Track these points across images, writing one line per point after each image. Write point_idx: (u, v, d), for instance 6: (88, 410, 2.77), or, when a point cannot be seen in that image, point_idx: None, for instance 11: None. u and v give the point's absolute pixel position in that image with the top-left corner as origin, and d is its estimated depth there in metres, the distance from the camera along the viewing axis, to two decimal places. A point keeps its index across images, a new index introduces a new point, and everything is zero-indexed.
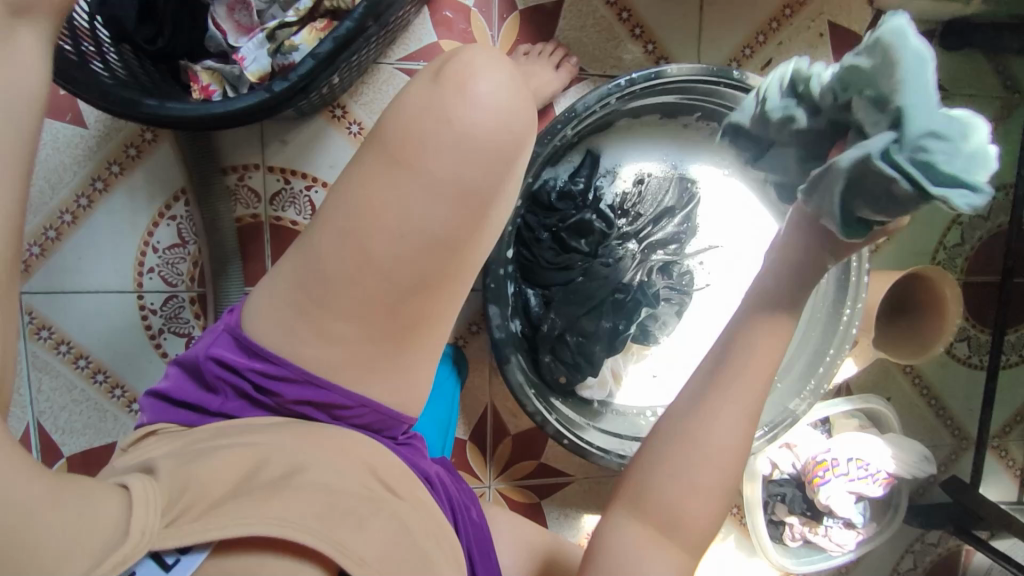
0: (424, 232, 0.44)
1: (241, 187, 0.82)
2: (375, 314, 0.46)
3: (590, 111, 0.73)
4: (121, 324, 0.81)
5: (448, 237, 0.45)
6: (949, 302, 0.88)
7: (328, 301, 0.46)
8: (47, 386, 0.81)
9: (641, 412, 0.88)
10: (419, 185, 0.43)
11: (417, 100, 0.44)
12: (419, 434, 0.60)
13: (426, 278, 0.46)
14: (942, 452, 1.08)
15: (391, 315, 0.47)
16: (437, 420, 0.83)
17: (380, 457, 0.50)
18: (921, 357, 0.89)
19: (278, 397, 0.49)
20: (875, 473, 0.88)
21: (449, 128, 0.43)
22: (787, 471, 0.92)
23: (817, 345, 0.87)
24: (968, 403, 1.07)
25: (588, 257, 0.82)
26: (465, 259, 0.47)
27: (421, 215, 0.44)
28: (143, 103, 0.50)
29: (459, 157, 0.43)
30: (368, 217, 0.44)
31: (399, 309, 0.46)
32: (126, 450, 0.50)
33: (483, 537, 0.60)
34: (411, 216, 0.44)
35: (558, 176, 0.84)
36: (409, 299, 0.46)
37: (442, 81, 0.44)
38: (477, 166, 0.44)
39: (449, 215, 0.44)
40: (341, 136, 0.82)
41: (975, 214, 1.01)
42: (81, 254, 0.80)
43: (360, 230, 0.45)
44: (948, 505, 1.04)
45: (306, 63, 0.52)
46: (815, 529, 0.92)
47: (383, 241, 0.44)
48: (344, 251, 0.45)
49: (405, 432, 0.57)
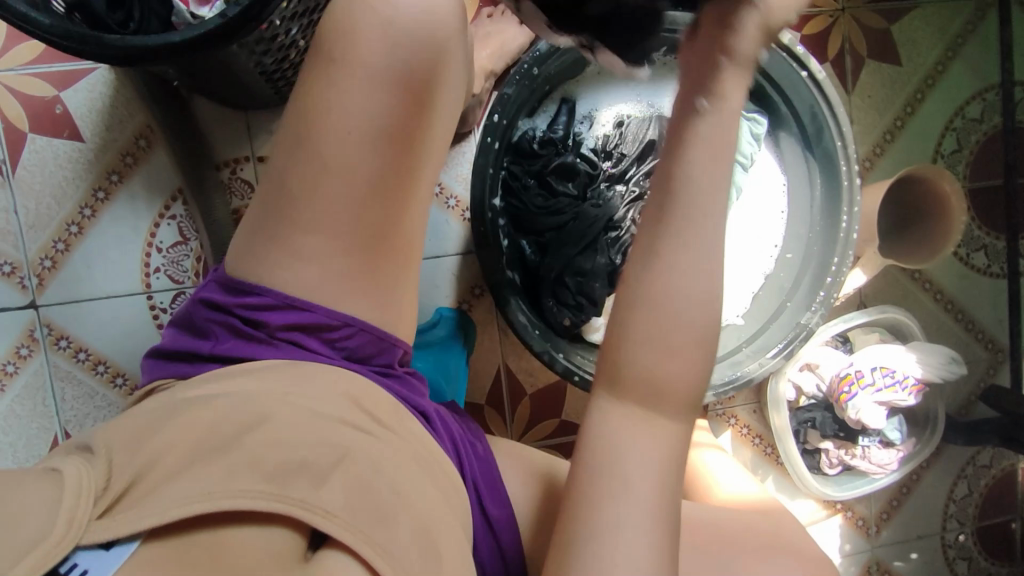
0: (373, 132, 0.46)
1: (234, 180, 0.85)
2: (341, 224, 0.48)
3: (555, 50, 0.75)
4: (133, 326, 0.84)
5: (398, 131, 0.46)
6: (951, 197, 0.86)
7: (295, 219, 0.48)
8: (70, 394, 0.83)
9: None
10: (361, 86, 0.45)
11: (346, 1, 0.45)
12: (418, 374, 0.61)
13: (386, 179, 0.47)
14: (979, 367, 1.05)
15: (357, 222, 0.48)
16: (443, 372, 0.84)
17: (363, 389, 0.52)
18: (933, 258, 0.88)
19: (267, 326, 0.51)
20: (903, 380, 0.85)
21: (379, 21, 0.44)
22: (814, 394, 0.89)
23: (818, 260, 0.86)
24: (996, 312, 1.05)
25: (576, 200, 0.83)
26: (419, 160, 0.48)
27: (365, 116, 0.45)
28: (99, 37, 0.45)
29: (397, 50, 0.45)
30: (322, 125, 0.46)
31: (364, 216, 0.48)
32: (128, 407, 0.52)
33: (491, 469, 0.60)
34: (357, 119, 0.45)
35: (537, 127, 0.85)
36: (372, 203, 0.48)
37: None
38: (412, 55, 0.45)
39: (397, 111, 0.46)
40: None
41: (969, 118, 1.01)
42: (89, 263, 0.83)
43: (312, 141, 0.46)
44: (995, 419, 1.00)
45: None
46: (852, 451, 0.89)
47: (338, 147, 0.46)
48: (302, 164, 0.47)
49: (400, 366, 0.58)
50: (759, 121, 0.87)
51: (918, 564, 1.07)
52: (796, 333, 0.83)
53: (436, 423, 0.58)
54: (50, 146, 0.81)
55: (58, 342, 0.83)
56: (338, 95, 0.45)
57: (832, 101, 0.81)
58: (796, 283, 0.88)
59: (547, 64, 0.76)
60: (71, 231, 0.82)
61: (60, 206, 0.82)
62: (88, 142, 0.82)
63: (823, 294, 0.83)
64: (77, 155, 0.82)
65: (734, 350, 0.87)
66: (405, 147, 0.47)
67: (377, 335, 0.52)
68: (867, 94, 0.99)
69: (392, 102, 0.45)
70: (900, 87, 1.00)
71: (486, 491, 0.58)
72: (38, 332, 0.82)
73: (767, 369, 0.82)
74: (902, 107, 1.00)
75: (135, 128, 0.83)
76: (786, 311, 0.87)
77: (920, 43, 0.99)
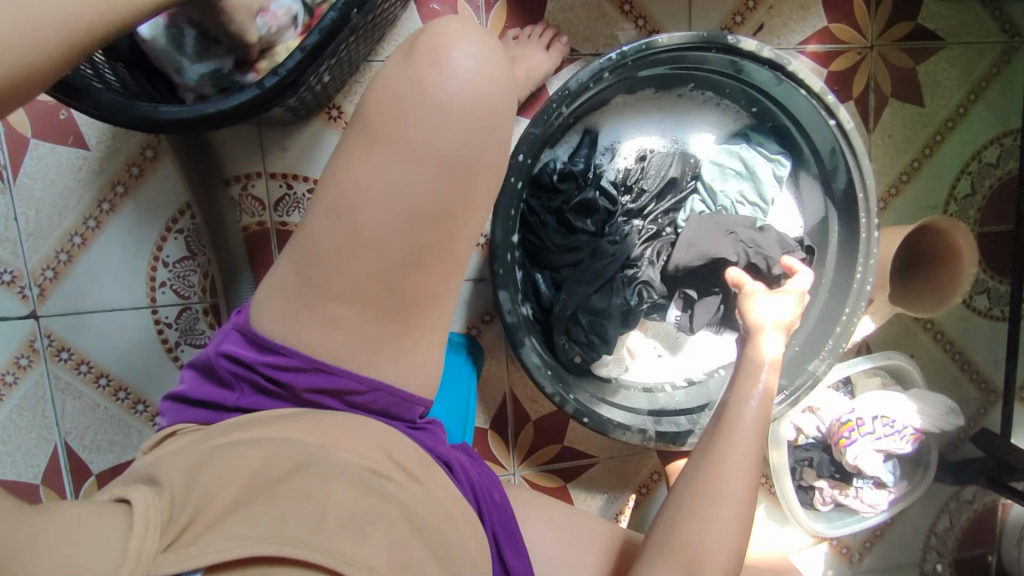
0: (414, 212, 0.45)
1: (245, 197, 0.83)
2: (376, 296, 0.47)
3: (584, 87, 0.74)
4: (137, 340, 0.82)
5: (437, 211, 0.45)
6: (964, 251, 0.86)
7: (328, 285, 0.46)
8: (72, 407, 0.82)
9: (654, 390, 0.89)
10: (407, 166, 0.44)
11: (397, 79, 0.45)
12: (438, 420, 0.60)
13: (424, 257, 0.46)
14: (971, 407, 1.07)
15: (391, 297, 0.47)
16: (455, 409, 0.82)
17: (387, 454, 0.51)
18: (939, 309, 0.88)
19: (291, 388, 0.49)
20: (903, 429, 0.87)
21: (428, 103, 0.44)
22: (813, 435, 0.92)
23: (828, 308, 0.86)
24: (993, 354, 1.06)
25: (594, 236, 0.82)
26: (459, 236, 0.47)
27: (410, 196, 0.44)
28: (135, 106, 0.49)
29: (454, 140, 0.44)
30: (364, 200, 0.44)
31: (399, 287, 0.46)
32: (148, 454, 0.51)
33: (509, 519, 0.60)
34: (401, 198, 0.44)
35: (558, 160, 0.84)
36: (408, 276, 0.46)
37: (416, 58, 0.44)
38: (460, 137, 0.44)
39: (442, 190, 0.45)
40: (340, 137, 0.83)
41: (985, 162, 1.00)
42: (92, 275, 0.80)
43: (351, 212, 0.45)
44: (981, 459, 1.03)
45: (294, 57, 0.50)
46: (845, 491, 0.91)
47: (377, 225, 0.45)
48: (337, 237, 0.45)
49: (422, 417, 0.58)
50: (783, 163, 0.86)
51: None
52: (805, 381, 0.83)
53: (458, 472, 0.58)
54: (54, 154, 0.78)
55: (58, 353, 0.80)
56: (382, 173, 0.44)
57: (858, 151, 0.80)
58: (809, 327, 0.88)
59: (574, 102, 0.74)
60: (74, 242, 0.80)
61: (63, 215, 0.79)
62: (94, 151, 0.79)
63: (836, 345, 0.83)
64: (82, 164, 0.79)
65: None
66: (446, 226, 0.46)
67: (403, 399, 0.52)
68: (887, 133, 0.98)
69: (443, 185, 0.45)
70: (921, 127, 0.98)
71: (504, 542, 0.57)
72: (39, 343, 0.80)
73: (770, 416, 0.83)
74: (920, 148, 0.99)
75: (143, 137, 0.80)
76: (792, 355, 0.87)
77: (943, 85, 0.98)
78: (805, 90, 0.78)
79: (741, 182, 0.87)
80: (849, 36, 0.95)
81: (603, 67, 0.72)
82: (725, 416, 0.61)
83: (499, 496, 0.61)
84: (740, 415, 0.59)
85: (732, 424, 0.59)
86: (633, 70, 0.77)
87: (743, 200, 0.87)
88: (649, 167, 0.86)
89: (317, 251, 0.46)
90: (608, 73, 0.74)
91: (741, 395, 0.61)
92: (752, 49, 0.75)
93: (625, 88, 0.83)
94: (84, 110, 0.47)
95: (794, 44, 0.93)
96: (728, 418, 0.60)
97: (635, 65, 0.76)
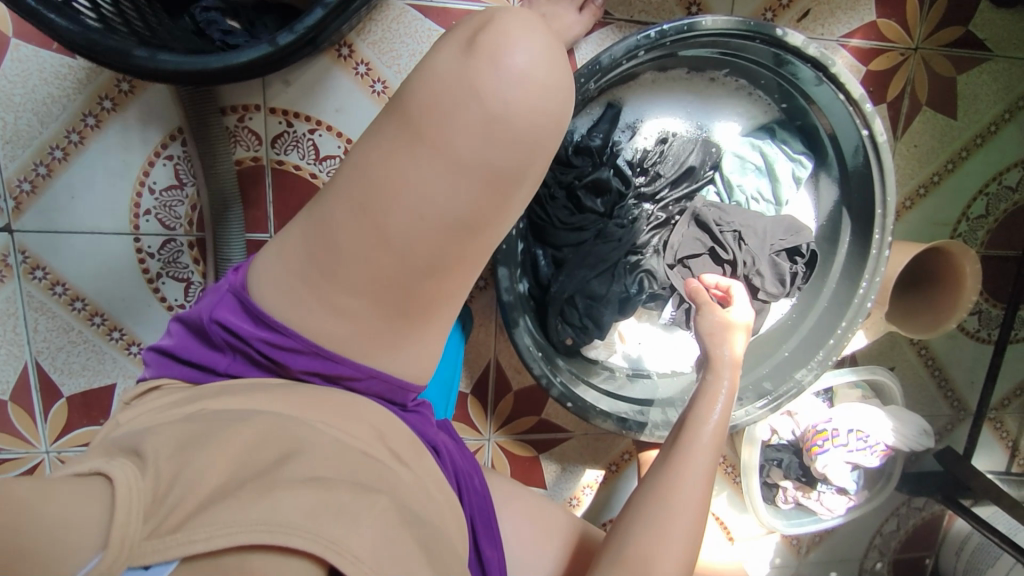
0: (431, 206, 0.42)
1: (241, 129, 0.77)
2: (380, 290, 0.44)
3: (615, 63, 0.69)
4: (117, 267, 0.79)
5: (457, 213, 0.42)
6: (967, 277, 0.85)
7: (331, 275, 0.44)
8: (44, 327, 0.79)
9: (633, 377, 0.88)
10: (433, 161, 0.40)
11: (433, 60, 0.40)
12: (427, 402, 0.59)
13: (435, 255, 0.43)
14: (940, 422, 1.08)
15: (396, 290, 0.44)
16: (443, 381, 0.78)
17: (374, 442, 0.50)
18: (933, 332, 0.88)
19: (287, 365, 0.48)
20: (874, 445, 0.88)
21: (464, 94, 0.40)
22: (786, 437, 0.93)
23: (823, 321, 0.85)
24: (972, 374, 1.06)
25: (602, 217, 0.79)
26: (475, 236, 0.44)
27: (431, 192, 0.41)
28: (133, 54, 0.47)
29: (487, 135, 0.40)
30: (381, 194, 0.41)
31: (407, 286, 0.44)
32: (126, 406, 0.50)
33: (488, 507, 0.59)
34: (420, 194, 0.41)
35: (575, 131, 0.79)
36: (416, 276, 0.44)
37: (477, 55, 0.40)
38: (493, 138, 0.40)
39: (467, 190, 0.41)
40: (348, 77, 0.78)
41: (1004, 184, 0.97)
42: (73, 193, 0.76)
43: (365, 202, 0.42)
44: (940, 474, 1.05)
45: (314, 13, 0.50)
46: (808, 494, 0.94)
47: (390, 217, 0.42)
48: (345, 225, 0.42)
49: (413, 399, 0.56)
50: (805, 165, 0.83)
51: None
52: (790, 391, 0.83)
53: (444, 458, 0.57)
54: (36, 57, 0.71)
55: (33, 272, 0.77)
56: (403, 166, 0.41)
57: (885, 167, 0.77)
58: (804, 336, 0.87)
59: (602, 77, 0.70)
60: (55, 156, 0.74)
61: (43, 125, 0.73)
62: (80, 60, 0.72)
63: (829, 359, 0.82)
64: (67, 72, 0.72)
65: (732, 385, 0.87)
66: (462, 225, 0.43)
67: (395, 384, 0.50)
68: (915, 142, 0.94)
69: (468, 182, 0.41)
70: (949, 141, 0.94)
71: (483, 532, 0.57)
72: (13, 258, 0.76)
73: (748, 419, 0.83)
74: (943, 163, 0.95)
75: None
76: (779, 361, 0.87)
77: (980, 101, 0.94)
78: (843, 95, 0.74)
79: (759, 179, 0.84)
80: (896, 34, 0.88)
81: (639, 44, 0.67)
82: (686, 427, 0.61)
83: (479, 482, 0.61)
84: (700, 426, 0.61)
85: (691, 444, 0.59)
86: (668, 50, 0.72)
87: (756, 199, 0.84)
88: (668, 151, 0.82)
89: (324, 229, 0.43)
90: (643, 51, 0.69)
91: (703, 408, 0.63)
92: (797, 45, 0.71)
93: (656, 65, 0.78)
94: (78, 55, 0.45)
95: (838, 36, 0.87)
96: (685, 439, 0.60)
97: (672, 46, 0.70)
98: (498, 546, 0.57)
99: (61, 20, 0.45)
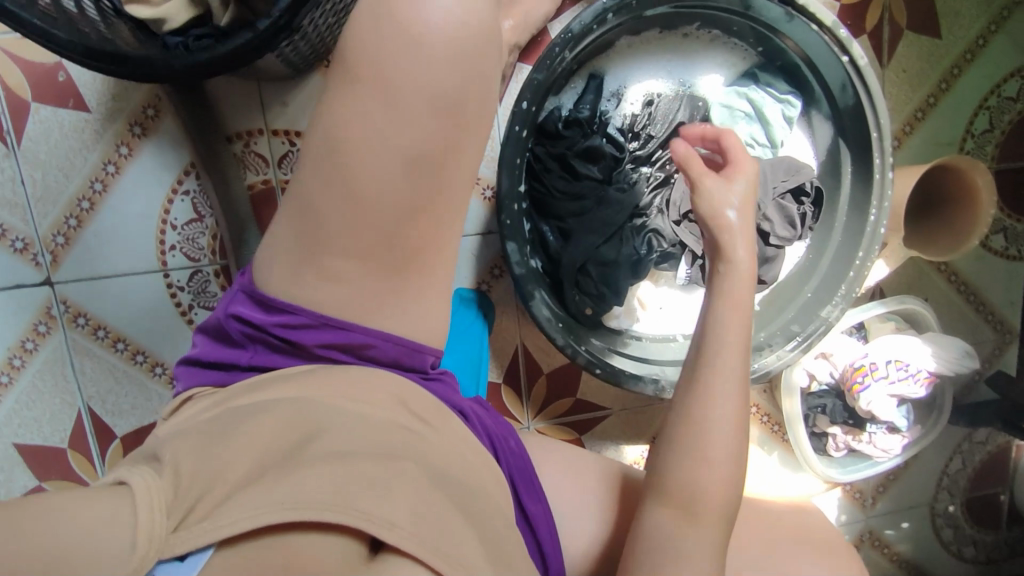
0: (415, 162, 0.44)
1: (248, 154, 0.82)
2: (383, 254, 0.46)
3: (586, 29, 0.71)
4: (153, 304, 0.83)
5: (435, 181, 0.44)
6: (982, 192, 0.84)
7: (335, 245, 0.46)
8: (92, 371, 0.83)
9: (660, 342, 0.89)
10: None
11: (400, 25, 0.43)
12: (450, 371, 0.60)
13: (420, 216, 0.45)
14: (987, 348, 1.05)
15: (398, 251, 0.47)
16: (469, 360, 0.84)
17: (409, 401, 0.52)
18: (955, 252, 0.86)
19: (303, 346, 0.50)
20: (917, 373, 0.87)
21: None
22: (826, 381, 0.91)
23: (841, 256, 0.84)
24: (1010, 294, 1.03)
25: (601, 184, 0.81)
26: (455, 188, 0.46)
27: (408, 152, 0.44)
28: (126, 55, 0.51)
29: None
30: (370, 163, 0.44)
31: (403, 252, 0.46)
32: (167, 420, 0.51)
33: (525, 465, 0.60)
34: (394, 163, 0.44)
35: (562, 107, 0.82)
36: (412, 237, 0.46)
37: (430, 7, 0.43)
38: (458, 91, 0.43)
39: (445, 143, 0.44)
40: None
41: (1004, 95, 0.96)
42: (104, 239, 0.81)
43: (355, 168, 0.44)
44: (995, 401, 1.02)
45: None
46: (859, 437, 0.92)
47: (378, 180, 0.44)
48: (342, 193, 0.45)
49: (433, 368, 0.57)
50: (793, 103, 0.84)
51: (908, 532, 1.13)
52: (820, 329, 0.82)
53: (474, 421, 0.58)
54: (55, 117, 0.77)
55: (75, 319, 0.82)
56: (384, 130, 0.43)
57: (871, 89, 0.77)
58: (824, 275, 0.86)
59: (576, 45, 0.72)
60: (83, 206, 0.80)
61: (69, 179, 0.79)
62: (95, 113, 0.78)
63: (853, 291, 0.82)
64: (85, 126, 0.78)
65: (760, 334, 0.86)
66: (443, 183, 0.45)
67: (411, 349, 0.52)
68: (903, 67, 0.94)
69: None
70: (937, 61, 0.95)
71: (524, 488, 0.58)
72: (56, 309, 0.81)
73: (781, 364, 0.83)
74: (936, 84, 0.95)
75: (144, 96, 0.79)
76: (803, 303, 0.86)
77: (961, 16, 0.94)
78: (816, 25, 0.75)
79: (749, 125, 0.85)
80: None
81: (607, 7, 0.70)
82: None
83: (514, 444, 0.61)
84: None
85: None
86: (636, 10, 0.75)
87: (750, 145, 0.85)
88: (654, 112, 0.83)
89: (323, 201, 0.46)
90: (612, 14, 0.72)
91: None
92: None
93: (628, 31, 0.81)
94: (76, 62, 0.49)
95: None
96: None
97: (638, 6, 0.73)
98: (542, 502, 0.58)
99: (58, 33, 0.49)
